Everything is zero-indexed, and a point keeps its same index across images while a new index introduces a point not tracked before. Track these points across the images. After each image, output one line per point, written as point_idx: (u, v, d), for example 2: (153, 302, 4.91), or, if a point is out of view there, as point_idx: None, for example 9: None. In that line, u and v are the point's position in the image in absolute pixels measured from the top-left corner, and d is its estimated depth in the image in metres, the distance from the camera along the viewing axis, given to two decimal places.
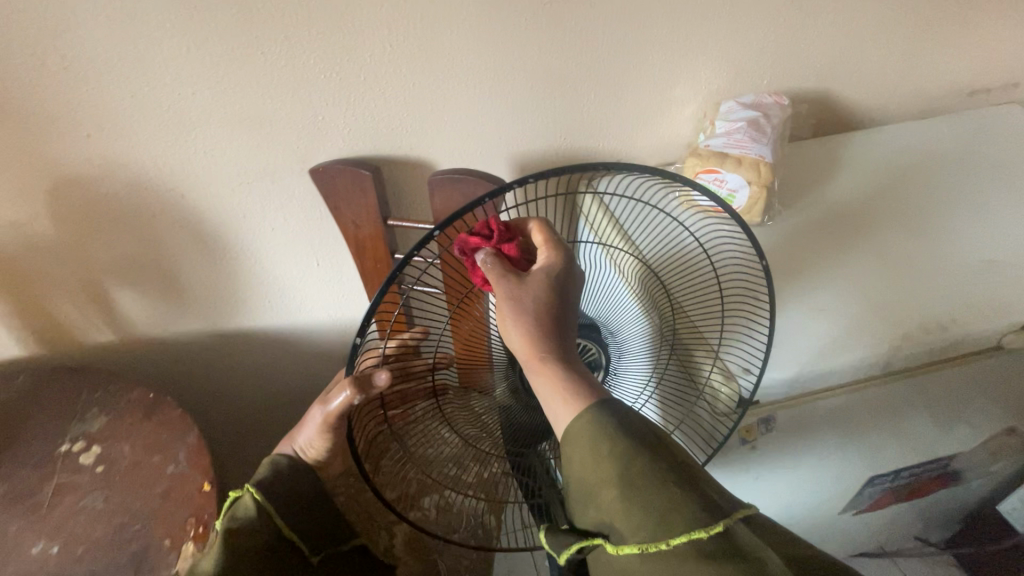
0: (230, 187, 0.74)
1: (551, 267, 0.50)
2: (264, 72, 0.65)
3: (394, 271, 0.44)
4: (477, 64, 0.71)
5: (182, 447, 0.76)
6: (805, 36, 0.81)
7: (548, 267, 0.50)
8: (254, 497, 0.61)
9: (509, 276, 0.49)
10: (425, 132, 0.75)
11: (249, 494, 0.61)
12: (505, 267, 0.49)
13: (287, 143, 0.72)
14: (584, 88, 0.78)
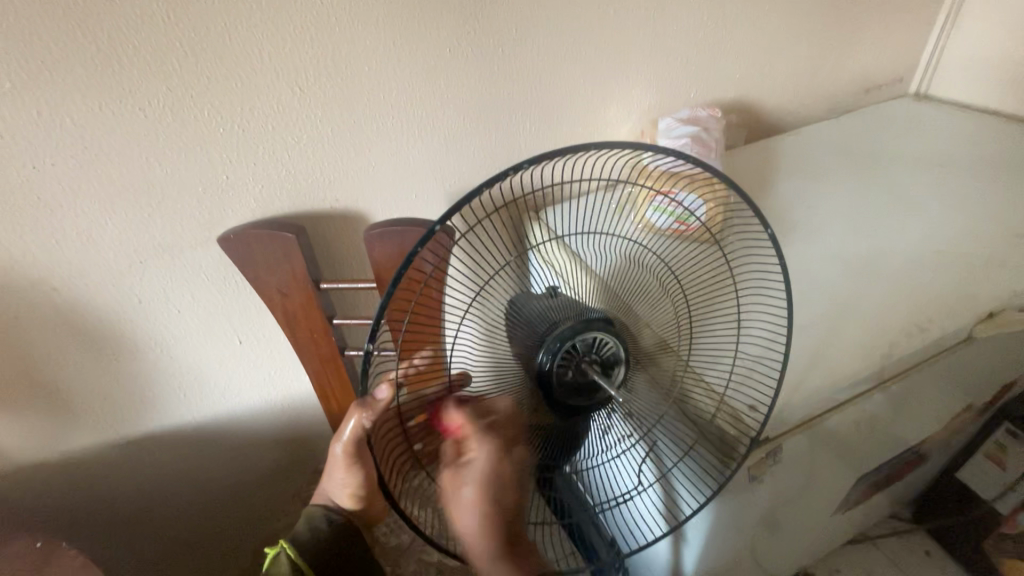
0: (119, 270, 0.61)
1: (480, 467, 0.44)
2: (145, 132, 0.55)
3: (400, 268, 0.39)
4: (399, 101, 0.64)
5: None
6: (722, 49, 0.82)
7: (477, 469, 0.44)
8: (288, 556, 0.59)
9: (447, 469, 0.47)
10: (352, 181, 0.67)
11: (283, 553, 0.58)
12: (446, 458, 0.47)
13: (186, 211, 0.61)
14: (517, 118, 0.73)
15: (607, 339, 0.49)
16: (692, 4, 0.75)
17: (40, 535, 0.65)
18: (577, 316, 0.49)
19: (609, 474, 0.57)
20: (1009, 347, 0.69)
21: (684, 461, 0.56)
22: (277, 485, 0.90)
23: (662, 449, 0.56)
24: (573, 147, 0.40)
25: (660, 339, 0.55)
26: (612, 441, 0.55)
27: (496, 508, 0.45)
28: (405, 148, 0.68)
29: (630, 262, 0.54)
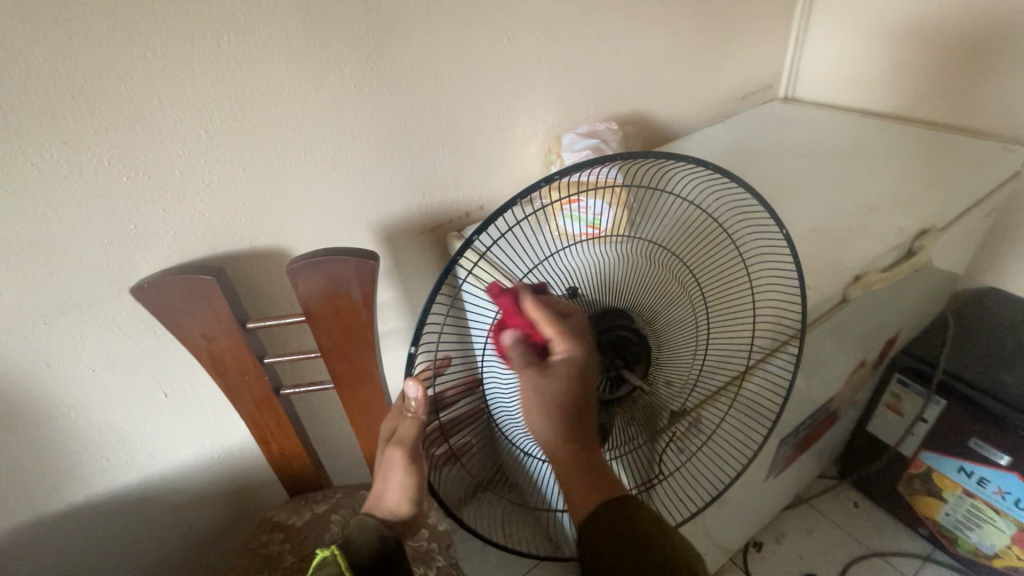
0: (21, 333, 0.58)
1: (575, 354, 0.48)
2: (40, 187, 0.53)
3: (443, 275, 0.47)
4: (310, 134, 0.66)
5: None
6: (611, 70, 0.91)
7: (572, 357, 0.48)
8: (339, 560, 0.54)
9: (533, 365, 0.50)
10: (270, 217, 0.68)
11: (334, 556, 0.54)
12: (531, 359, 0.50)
13: (93, 263, 0.59)
14: (429, 144, 0.77)
15: (628, 334, 0.54)
16: (578, 30, 0.83)
17: None
18: (600, 313, 0.53)
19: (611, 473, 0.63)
20: (882, 304, 0.80)
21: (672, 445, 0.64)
22: (222, 541, 0.86)
23: (645, 463, 0.63)
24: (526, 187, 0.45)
25: (675, 335, 0.57)
26: None
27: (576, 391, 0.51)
28: (322, 180, 0.70)
29: (640, 257, 0.55)
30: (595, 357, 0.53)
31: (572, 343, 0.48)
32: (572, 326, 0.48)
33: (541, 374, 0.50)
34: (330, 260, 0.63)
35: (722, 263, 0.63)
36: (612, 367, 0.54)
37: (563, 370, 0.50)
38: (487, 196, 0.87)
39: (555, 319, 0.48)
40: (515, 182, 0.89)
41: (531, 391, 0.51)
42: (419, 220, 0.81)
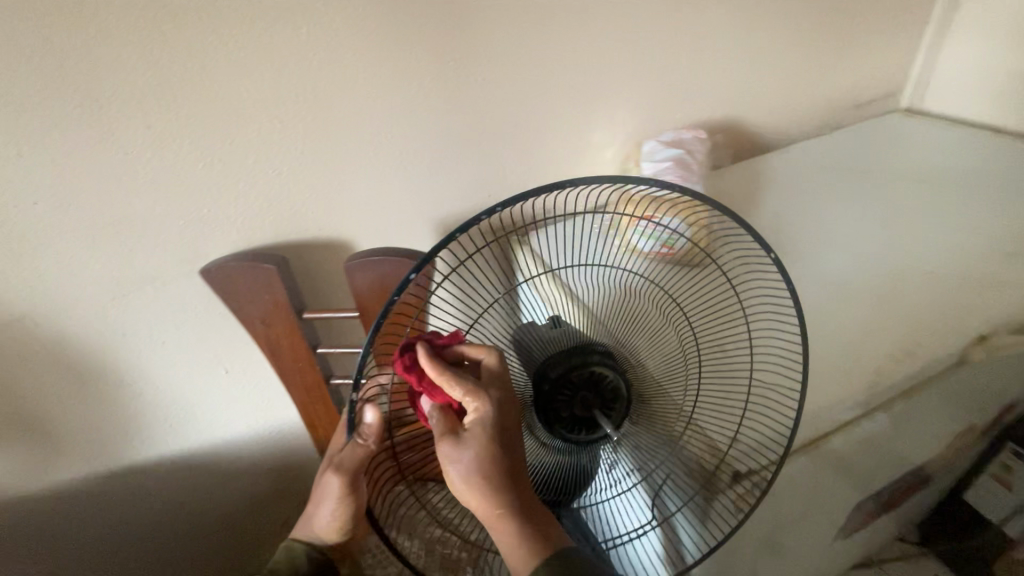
0: (102, 304, 0.61)
1: (486, 414, 0.45)
2: (124, 170, 0.55)
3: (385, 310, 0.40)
4: (380, 130, 0.65)
5: None
6: (707, 72, 0.82)
7: (483, 418, 0.45)
8: None
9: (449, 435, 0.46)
10: (335, 211, 0.68)
11: None
12: (447, 422, 0.47)
13: (168, 244, 0.61)
14: (500, 144, 0.73)
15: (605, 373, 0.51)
16: (674, 27, 0.75)
17: None
18: (571, 350, 0.52)
19: (630, 497, 0.54)
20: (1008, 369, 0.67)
21: (687, 505, 0.53)
22: (267, 511, 0.90)
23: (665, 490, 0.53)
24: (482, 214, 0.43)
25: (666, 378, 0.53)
26: (617, 476, 0.53)
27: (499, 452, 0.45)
28: (387, 176, 0.68)
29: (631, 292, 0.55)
30: (566, 393, 0.51)
31: (481, 403, 0.45)
32: (474, 383, 0.45)
33: (454, 446, 0.45)
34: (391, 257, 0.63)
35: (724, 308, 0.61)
36: (586, 405, 0.51)
37: (476, 431, 0.45)
38: None
39: (460, 377, 0.45)
40: None
41: (447, 462, 0.45)
42: None
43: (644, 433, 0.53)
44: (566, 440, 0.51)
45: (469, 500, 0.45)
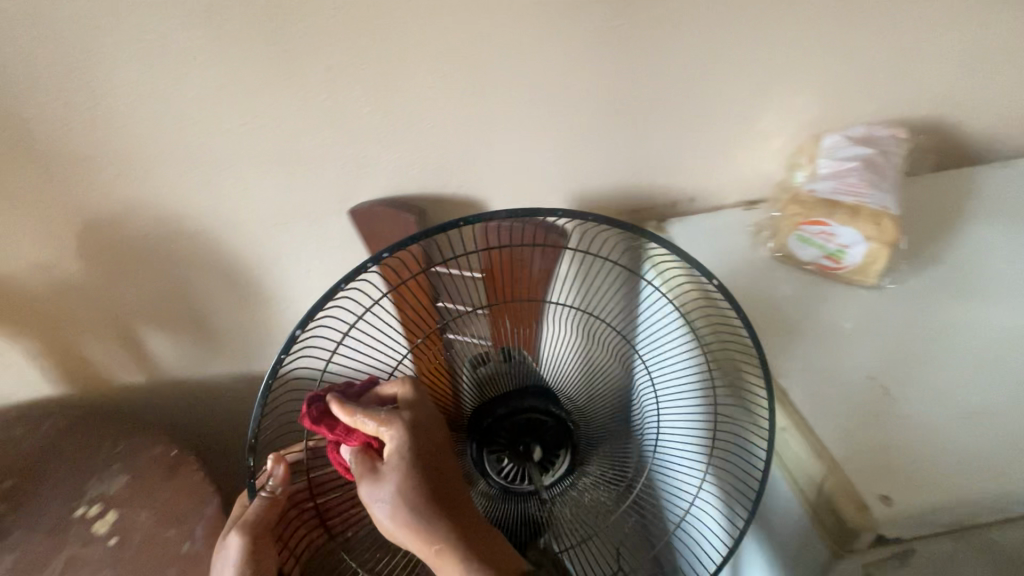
0: (265, 226, 0.68)
1: (400, 440, 0.46)
2: (300, 104, 0.59)
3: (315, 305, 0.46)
4: (535, 91, 0.63)
5: (200, 521, 0.62)
6: (927, 58, 0.68)
7: (398, 445, 0.46)
8: None
9: (367, 473, 0.46)
10: (475, 170, 0.68)
11: None
12: (370, 459, 0.47)
13: (326, 180, 0.65)
14: (655, 119, 0.68)
15: (544, 418, 0.53)
16: (892, 1, 0.63)
17: (173, 448, 0.69)
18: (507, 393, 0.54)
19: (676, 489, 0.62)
20: None
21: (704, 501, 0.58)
22: None
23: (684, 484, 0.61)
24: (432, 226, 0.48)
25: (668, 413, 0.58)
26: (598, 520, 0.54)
27: (425, 479, 0.45)
28: (531, 141, 0.67)
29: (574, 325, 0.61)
30: (501, 438, 0.53)
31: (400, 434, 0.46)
32: (386, 412, 0.47)
33: (375, 483, 0.45)
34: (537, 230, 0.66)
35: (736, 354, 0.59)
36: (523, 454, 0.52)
37: (397, 458, 0.45)
38: (700, 190, 0.75)
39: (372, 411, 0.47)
40: (738, 180, 0.76)
41: (373, 501, 0.45)
42: (615, 200, 0.75)
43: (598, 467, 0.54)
44: (503, 488, 0.52)
45: (407, 538, 0.44)
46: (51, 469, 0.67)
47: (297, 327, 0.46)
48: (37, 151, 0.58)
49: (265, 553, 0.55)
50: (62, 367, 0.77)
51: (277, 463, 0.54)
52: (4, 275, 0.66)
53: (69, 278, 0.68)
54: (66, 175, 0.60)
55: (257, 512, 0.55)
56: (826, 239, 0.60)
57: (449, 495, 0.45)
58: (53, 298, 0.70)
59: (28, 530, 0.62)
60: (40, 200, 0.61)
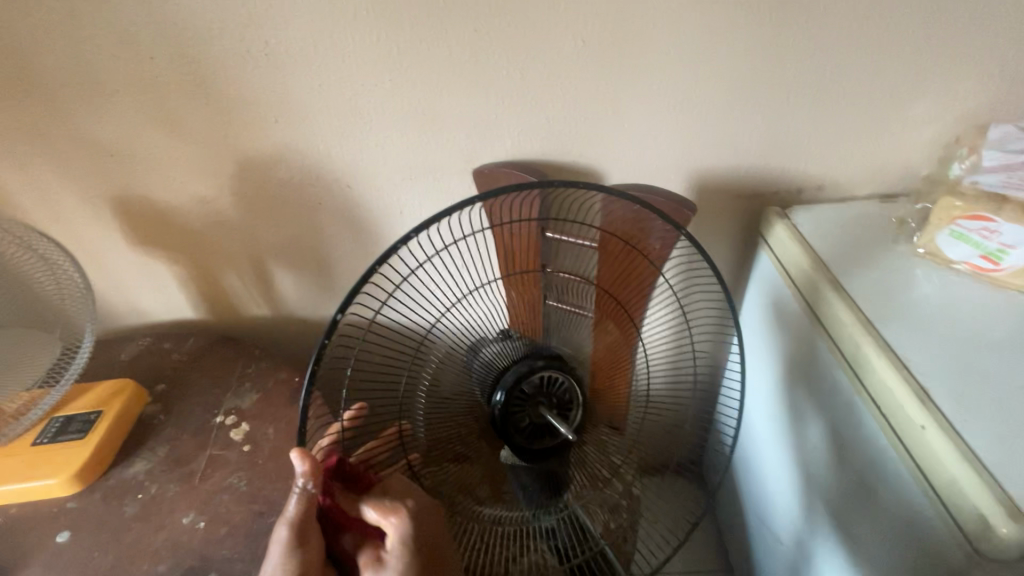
0: (394, 180, 0.72)
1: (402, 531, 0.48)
2: (444, 64, 0.62)
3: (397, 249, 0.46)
4: (672, 63, 0.62)
5: None
6: None
7: (401, 536, 0.48)
8: None
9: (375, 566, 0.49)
10: (600, 140, 0.68)
11: None
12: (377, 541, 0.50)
13: (456, 140, 0.68)
14: (796, 98, 0.65)
15: (557, 375, 0.59)
16: None
17: (295, 374, 0.78)
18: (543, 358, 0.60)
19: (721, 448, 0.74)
20: None
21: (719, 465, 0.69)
22: None
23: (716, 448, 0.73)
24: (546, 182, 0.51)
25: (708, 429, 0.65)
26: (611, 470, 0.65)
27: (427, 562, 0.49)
28: (659, 113, 0.66)
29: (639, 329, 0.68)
30: (520, 405, 0.58)
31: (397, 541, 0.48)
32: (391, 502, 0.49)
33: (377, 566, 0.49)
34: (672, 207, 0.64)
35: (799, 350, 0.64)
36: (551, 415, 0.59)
37: (396, 552, 0.48)
38: (834, 178, 0.71)
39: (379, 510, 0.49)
40: (877, 170, 0.71)
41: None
42: (740, 182, 0.72)
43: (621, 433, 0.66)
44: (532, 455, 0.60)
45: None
46: (196, 383, 0.78)
47: (337, 312, 0.45)
48: (214, 95, 0.65)
49: (311, 530, 0.48)
50: (205, 296, 0.86)
51: (303, 459, 0.46)
52: (170, 205, 0.75)
53: (222, 214, 0.76)
54: (234, 120, 0.67)
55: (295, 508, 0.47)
56: (989, 238, 0.55)
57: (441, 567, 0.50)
58: (205, 231, 0.78)
59: (177, 429, 0.72)
60: (210, 142, 0.69)
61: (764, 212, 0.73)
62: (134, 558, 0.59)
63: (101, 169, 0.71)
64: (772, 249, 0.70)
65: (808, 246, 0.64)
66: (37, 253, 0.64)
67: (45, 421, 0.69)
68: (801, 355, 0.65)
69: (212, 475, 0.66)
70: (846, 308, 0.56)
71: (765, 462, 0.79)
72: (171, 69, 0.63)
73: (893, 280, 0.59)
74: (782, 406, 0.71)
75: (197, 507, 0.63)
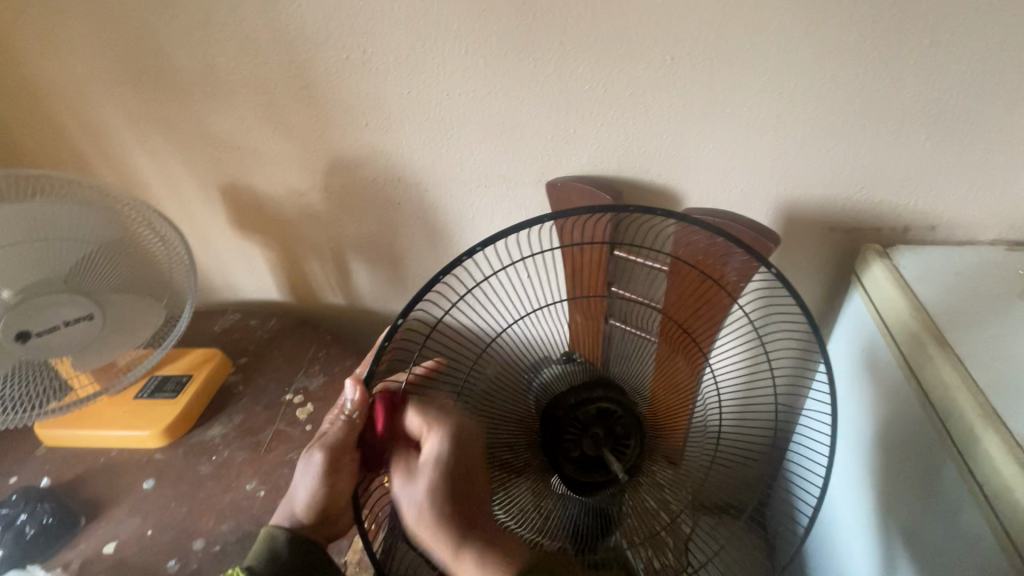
0: (469, 188, 0.74)
1: (439, 449, 0.49)
2: (529, 77, 0.63)
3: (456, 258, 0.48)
4: (767, 85, 0.59)
5: None
6: None
7: (437, 454, 0.49)
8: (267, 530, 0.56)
9: (404, 474, 0.50)
10: (681, 161, 0.66)
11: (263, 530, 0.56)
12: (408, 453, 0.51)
13: (533, 152, 0.69)
14: (910, 128, 0.58)
15: (617, 410, 0.58)
16: None
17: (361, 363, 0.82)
18: (588, 380, 0.60)
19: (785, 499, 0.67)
20: None
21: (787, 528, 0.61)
22: None
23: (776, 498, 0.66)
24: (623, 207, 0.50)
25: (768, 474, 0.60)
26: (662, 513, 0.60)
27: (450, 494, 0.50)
28: (747, 137, 0.62)
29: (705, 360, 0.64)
30: (573, 432, 0.58)
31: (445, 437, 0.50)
32: (432, 415, 0.51)
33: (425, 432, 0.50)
34: (753, 238, 0.59)
35: (906, 418, 0.56)
36: (596, 443, 0.57)
37: (432, 469, 0.49)
38: (949, 218, 0.63)
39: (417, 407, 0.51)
40: (1006, 214, 0.62)
41: (404, 499, 0.49)
42: (834, 216, 0.66)
43: (678, 473, 0.61)
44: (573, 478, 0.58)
45: (426, 530, 0.50)
46: (273, 361, 0.84)
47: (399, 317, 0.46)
48: (315, 99, 0.70)
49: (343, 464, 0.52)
50: (291, 280, 0.93)
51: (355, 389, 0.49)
52: (268, 195, 0.82)
53: (311, 208, 0.82)
54: (331, 123, 0.72)
55: (337, 434, 0.51)
56: None
57: (467, 508, 0.51)
58: (296, 221, 0.84)
59: (253, 400, 0.78)
60: (307, 140, 0.75)
61: (862, 249, 0.66)
62: (202, 514, 0.65)
63: (215, 158, 0.79)
64: (866, 290, 0.64)
65: (909, 290, 0.58)
66: (158, 236, 0.70)
67: (145, 380, 0.78)
68: (893, 411, 0.58)
69: (276, 449, 0.71)
70: (948, 367, 0.49)
71: (842, 524, 0.71)
72: (281, 74, 0.69)
73: (1016, 341, 0.51)
74: (871, 470, 0.63)
75: (260, 476, 0.68)
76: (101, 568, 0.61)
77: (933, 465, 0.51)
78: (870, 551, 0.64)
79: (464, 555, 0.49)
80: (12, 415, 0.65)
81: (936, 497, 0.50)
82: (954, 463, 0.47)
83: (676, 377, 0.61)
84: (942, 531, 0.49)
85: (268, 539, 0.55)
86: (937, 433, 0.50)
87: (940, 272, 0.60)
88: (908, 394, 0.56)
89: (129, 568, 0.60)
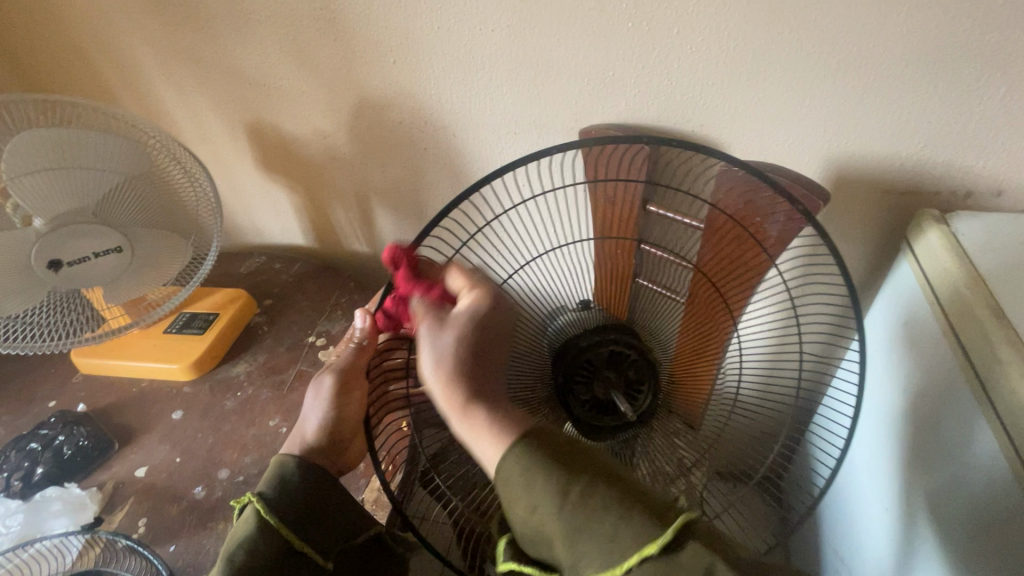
0: (499, 134, 0.71)
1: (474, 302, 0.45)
2: (568, 11, 0.58)
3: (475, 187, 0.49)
4: (832, 25, 0.53)
5: None
6: None
7: (472, 307, 0.45)
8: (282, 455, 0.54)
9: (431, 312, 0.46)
10: (726, 111, 0.61)
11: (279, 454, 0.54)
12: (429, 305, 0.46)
13: (568, 97, 0.65)
14: (990, 79, 0.52)
15: (627, 351, 0.56)
16: None
17: None
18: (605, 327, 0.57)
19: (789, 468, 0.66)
20: None
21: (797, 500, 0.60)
22: None
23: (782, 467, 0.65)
24: (657, 138, 0.49)
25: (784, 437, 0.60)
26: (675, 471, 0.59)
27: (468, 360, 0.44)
28: (801, 87, 0.58)
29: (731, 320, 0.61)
30: (584, 374, 0.56)
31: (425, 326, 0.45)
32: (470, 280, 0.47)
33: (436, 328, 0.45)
34: (804, 192, 0.55)
35: (947, 390, 0.52)
36: (607, 386, 0.56)
37: (455, 324, 0.44)
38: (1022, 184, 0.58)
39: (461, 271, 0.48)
40: None
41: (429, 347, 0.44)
42: (890, 176, 0.61)
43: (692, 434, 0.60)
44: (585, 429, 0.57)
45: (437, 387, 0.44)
46: (297, 304, 0.85)
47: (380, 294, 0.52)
48: (343, 33, 0.67)
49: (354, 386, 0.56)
50: (316, 225, 0.93)
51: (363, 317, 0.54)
52: (294, 136, 0.80)
53: (337, 150, 0.80)
54: (358, 60, 0.69)
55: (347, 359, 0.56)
56: None
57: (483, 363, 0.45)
58: (321, 164, 0.83)
59: (277, 341, 0.80)
60: (334, 78, 0.72)
61: (917, 213, 0.61)
62: (227, 447, 0.67)
63: (241, 96, 0.78)
64: (918, 256, 0.60)
65: (965, 256, 0.53)
66: (182, 169, 0.69)
67: (174, 315, 0.80)
68: (930, 387, 0.55)
69: (299, 389, 0.72)
70: (1003, 338, 0.45)
71: (861, 497, 0.70)
72: (307, 5, 0.66)
73: None
74: (900, 444, 0.61)
75: (283, 414, 0.70)
76: (132, 489, 0.64)
77: (975, 439, 0.48)
78: (890, 527, 0.62)
79: (473, 420, 0.43)
80: (39, 341, 0.66)
81: (973, 479, 0.48)
82: (999, 439, 0.44)
83: (699, 332, 0.59)
84: (979, 512, 0.47)
85: (279, 467, 0.52)
86: (983, 406, 0.47)
87: (1004, 239, 0.55)
88: (952, 365, 0.52)
89: (158, 492, 0.63)
